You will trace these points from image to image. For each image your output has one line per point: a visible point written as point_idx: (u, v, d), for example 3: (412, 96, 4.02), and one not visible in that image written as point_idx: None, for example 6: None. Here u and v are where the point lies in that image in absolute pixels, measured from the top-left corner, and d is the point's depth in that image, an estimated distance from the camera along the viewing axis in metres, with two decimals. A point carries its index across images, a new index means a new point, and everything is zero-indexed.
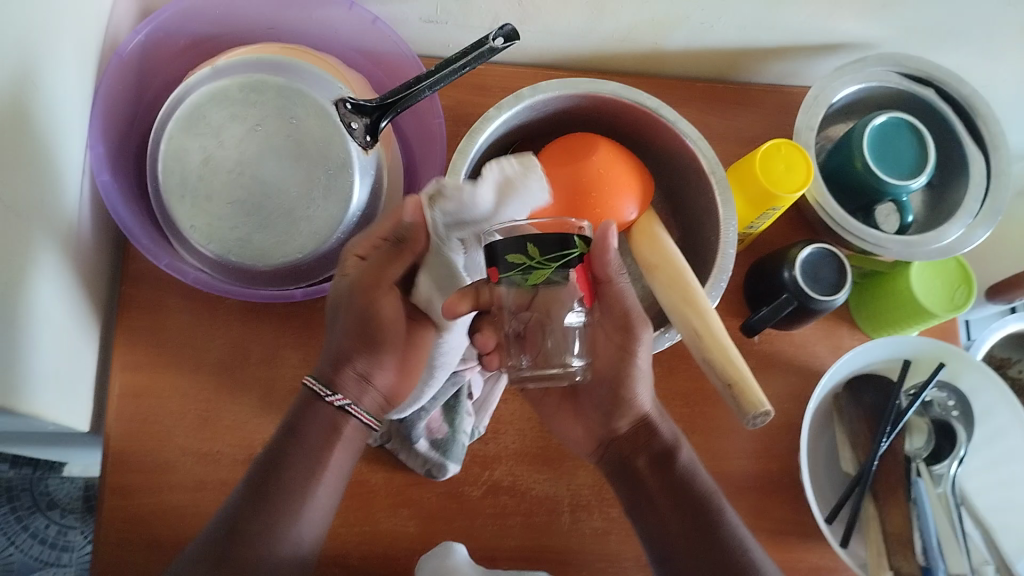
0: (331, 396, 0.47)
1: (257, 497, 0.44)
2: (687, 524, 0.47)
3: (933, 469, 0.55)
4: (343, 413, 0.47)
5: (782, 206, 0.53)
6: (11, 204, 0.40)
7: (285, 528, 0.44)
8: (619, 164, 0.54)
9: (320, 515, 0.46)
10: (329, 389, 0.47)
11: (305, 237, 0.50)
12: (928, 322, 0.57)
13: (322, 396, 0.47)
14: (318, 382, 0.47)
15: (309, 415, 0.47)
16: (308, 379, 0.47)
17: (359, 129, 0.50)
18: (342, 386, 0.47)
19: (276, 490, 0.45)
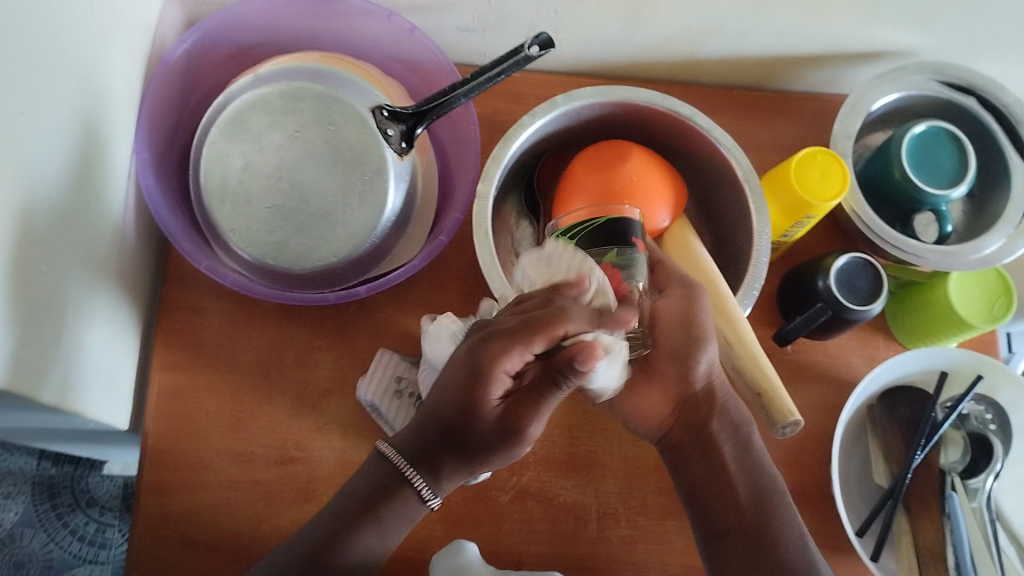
0: (419, 484, 0.45)
1: (343, 523, 0.44)
2: (744, 532, 0.45)
3: (968, 483, 0.54)
4: (421, 504, 0.46)
5: (816, 215, 0.52)
6: (61, 208, 0.42)
7: (364, 542, 0.44)
8: (652, 171, 0.54)
9: (390, 537, 0.46)
10: (415, 471, 0.45)
11: (340, 241, 0.50)
12: (966, 333, 0.56)
13: (406, 480, 0.45)
14: (402, 461, 0.45)
15: (394, 497, 0.45)
16: (391, 454, 0.45)
17: (394, 136, 0.51)
18: (441, 485, 0.45)
19: (358, 525, 0.44)
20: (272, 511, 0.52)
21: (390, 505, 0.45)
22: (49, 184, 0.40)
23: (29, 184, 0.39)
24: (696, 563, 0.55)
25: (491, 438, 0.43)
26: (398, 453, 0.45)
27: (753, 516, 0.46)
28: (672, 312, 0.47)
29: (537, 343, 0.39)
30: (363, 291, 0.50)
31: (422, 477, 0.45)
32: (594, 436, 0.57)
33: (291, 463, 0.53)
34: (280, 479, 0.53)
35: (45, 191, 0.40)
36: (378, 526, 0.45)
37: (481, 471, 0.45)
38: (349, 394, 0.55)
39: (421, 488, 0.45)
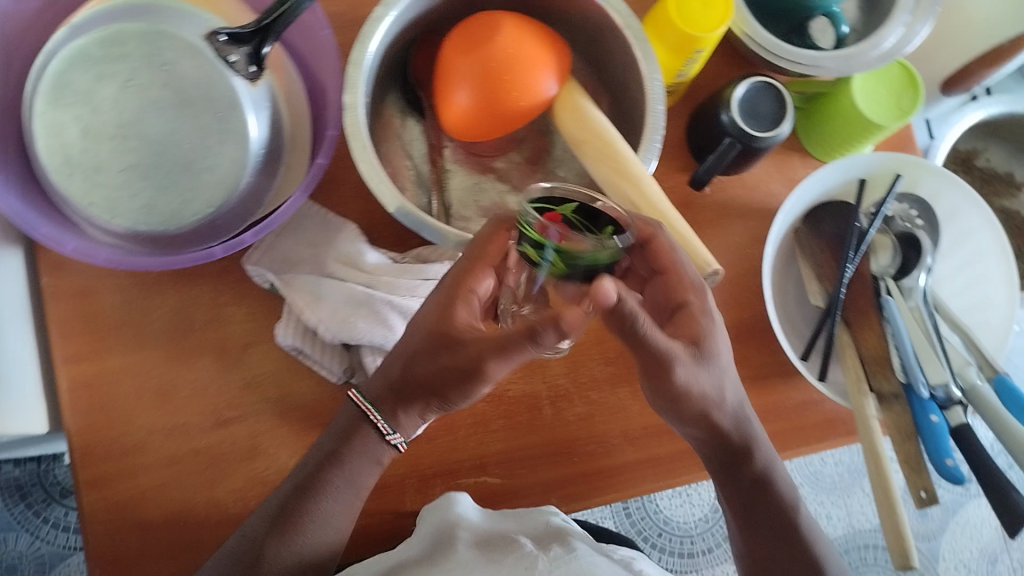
0: (377, 419, 0.48)
1: (316, 470, 0.48)
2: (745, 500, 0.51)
3: (902, 283, 0.53)
4: (386, 445, 0.49)
5: (705, 48, 0.49)
6: None
7: (327, 505, 0.47)
8: (525, 36, 0.50)
9: (352, 493, 0.48)
10: (376, 412, 0.48)
11: (211, 190, 0.46)
12: (878, 134, 0.54)
13: (370, 420, 0.48)
14: (367, 405, 0.48)
15: (354, 436, 0.48)
16: (358, 399, 0.48)
17: (240, 61, 0.46)
18: (401, 426, 0.48)
19: (322, 477, 0.47)
20: (221, 476, 0.51)
21: (349, 448, 0.48)
22: None
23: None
24: (654, 422, 0.56)
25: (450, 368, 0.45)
26: (370, 404, 0.48)
27: (746, 498, 0.51)
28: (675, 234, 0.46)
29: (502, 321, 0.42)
30: (249, 238, 0.47)
31: (384, 418, 0.48)
32: None
33: (228, 424, 0.51)
34: (222, 443, 0.51)
35: None
36: (342, 472, 0.48)
37: (420, 403, 0.47)
38: (270, 341, 0.52)
39: (383, 427, 0.48)
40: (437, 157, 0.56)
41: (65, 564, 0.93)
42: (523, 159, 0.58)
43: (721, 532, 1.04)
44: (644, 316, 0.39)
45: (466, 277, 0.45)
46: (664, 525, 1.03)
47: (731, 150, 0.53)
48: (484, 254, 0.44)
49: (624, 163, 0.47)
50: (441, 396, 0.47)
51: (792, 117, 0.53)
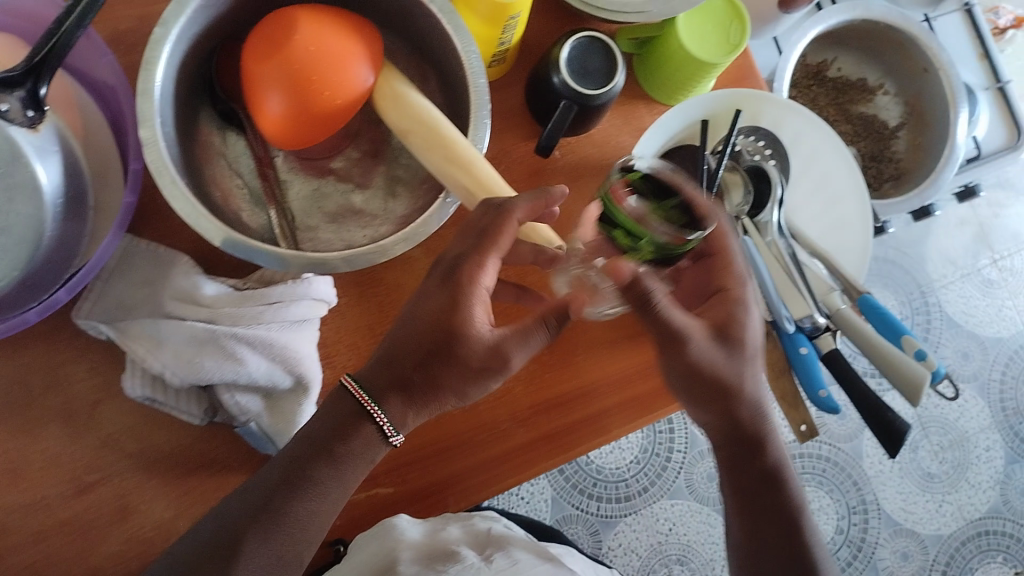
0: (382, 420, 0.43)
1: (286, 476, 0.42)
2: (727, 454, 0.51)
3: (758, 220, 0.51)
4: (383, 444, 0.44)
5: (521, 12, 0.47)
6: None
7: (302, 508, 0.42)
8: (327, 30, 0.47)
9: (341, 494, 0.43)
10: (378, 408, 0.43)
11: (11, 252, 0.42)
12: (713, 72, 0.52)
13: (372, 417, 0.43)
14: (367, 398, 0.43)
15: (353, 431, 0.43)
16: (353, 387, 0.43)
17: (14, 106, 0.42)
18: (408, 425, 0.44)
19: (290, 493, 0.42)
20: (95, 545, 0.48)
21: (347, 444, 0.43)
22: None
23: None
24: (542, 399, 0.55)
25: (478, 356, 0.43)
26: (367, 392, 0.43)
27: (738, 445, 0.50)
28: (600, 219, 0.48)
29: (489, 276, 0.43)
30: (63, 296, 0.45)
31: (388, 415, 0.43)
32: None
33: (91, 490, 0.48)
34: (88, 510, 0.48)
35: None
36: (335, 469, 0.43)
37: (435, 408, 0.44)
38: (119, 397, 0.49)
39: (383, 421, 0.43)
40: (267, 170, 0.52)
41: None
42: (361, 154, 0.55)
43: (654, 470, 1.06)
44: (662, 295, 0.42)
45: (467, 267, 0.43)
46: (597, 475, 1.04)
47: (570, 113, 0.51)
48: (488, 244, 0.43)
49: (453, 149, 0.44)
50: (457, 395, 0.44)
51: (623, 68, 0.51)
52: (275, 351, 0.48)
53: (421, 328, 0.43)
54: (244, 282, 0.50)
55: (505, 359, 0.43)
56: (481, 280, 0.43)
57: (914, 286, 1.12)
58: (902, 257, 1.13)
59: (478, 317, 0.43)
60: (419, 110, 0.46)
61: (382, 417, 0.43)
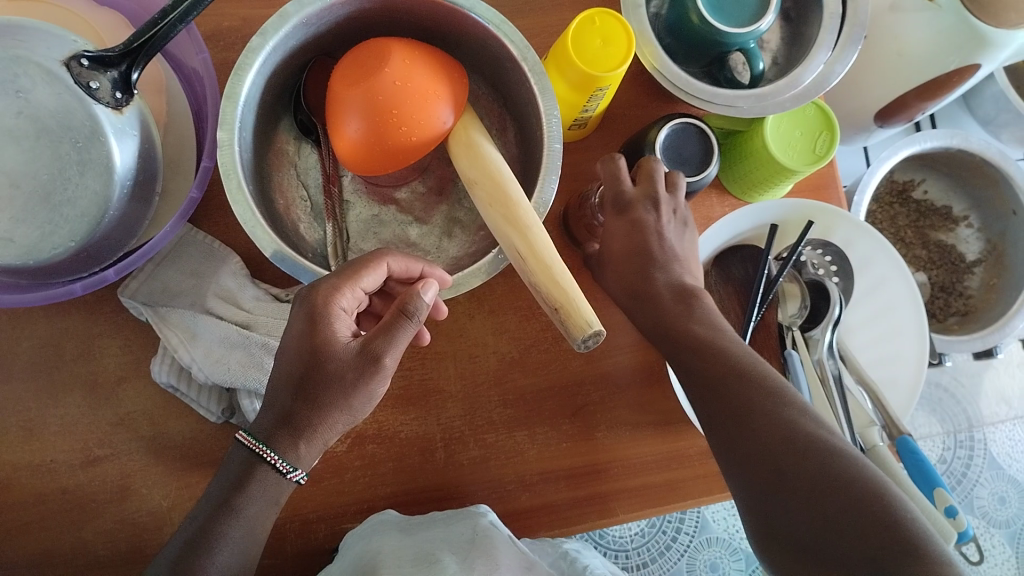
0: (273, 458, 0.42)
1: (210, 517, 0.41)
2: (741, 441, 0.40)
3: (810, 335, 0.51)
4: (287, 482, 0.43)
5: (610, 85, 0.46)
6: None
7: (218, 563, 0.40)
8: (419, 68, 0.48)
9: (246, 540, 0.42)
10: (268, 449, 0.42)
11: (72, 223, 0.44)
12: (791, 179, 0.51)
13: (265, 460, 0.42)
14: (257, 441, 0.42)
15: (252, 478, 0.42)
16: (245, 437, 0.42)
17: (104, 86, 0.43)
18: (302, 458, 0.42)
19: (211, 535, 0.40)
20: (90, 518, 0.48)
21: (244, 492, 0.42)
22: None
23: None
24: (554, 468, 0.54)
25: (349, 369, 0.42)
26: (258, 440, 0.42)
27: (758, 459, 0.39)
28: (625, 241, 0.47)
29: (365, 275, 0.44)
30: (112, 275, 0.45)
31: (276, 450, 0.42)
32: (428, 362, 0.54)
33: (98, 463, 0.49)
34: (90, 483, 0.49)
35: None
36: (238, 518, 0.41)
37: (326, 428, 0.42)
38: (145, 377, 0.50)
39: (277, 463, 0.42)
40: (332, 188, 0.53)
41: None
42: (427, 189, 0.56)
43: (657, 546, 1.03)
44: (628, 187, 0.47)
45: (321, 293, 0.43)
46: (598, 538, 1.02)
47: None
48: (352, 272, 0.44)
49: (511, 208, 0.43)
50: (346, 411, 0.42)
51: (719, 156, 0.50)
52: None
53: (296, 366, 0.42)
54: (285, 294, 0.51)
55: (371, 363, 0.42)
56: (336, 292, 0.43)
57: (963, 419, 1.08)
58: (959, 387, 1.09)
59: (336, 330, 0.43)
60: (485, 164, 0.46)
61: (268, 454, 0.42)
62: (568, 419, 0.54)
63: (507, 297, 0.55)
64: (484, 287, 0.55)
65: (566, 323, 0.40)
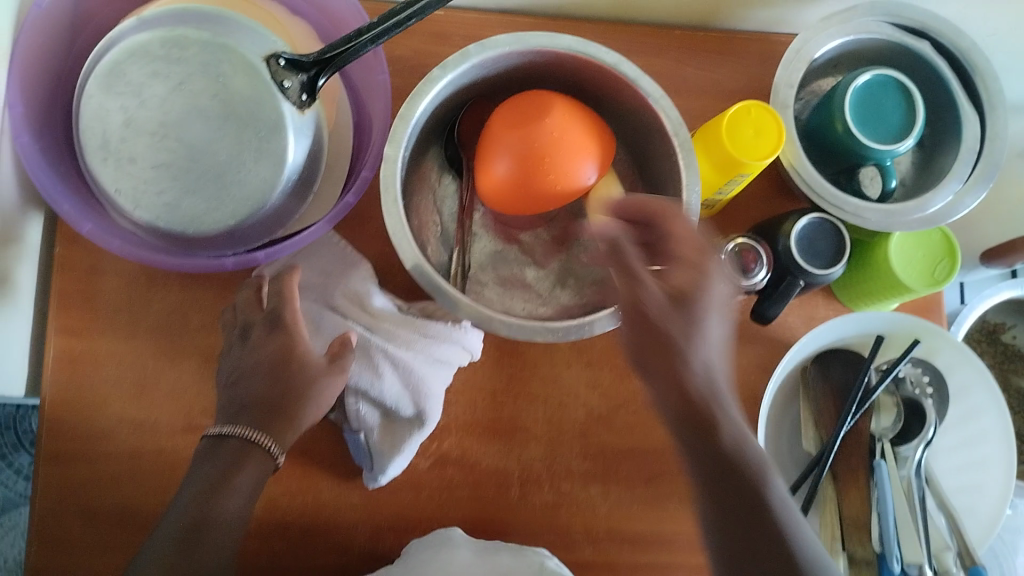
0: (259, 435, 0.43)
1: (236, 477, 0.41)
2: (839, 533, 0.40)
3: (898, 450, 0.53)
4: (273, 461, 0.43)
5: (750, 174, 0.49)
6: None
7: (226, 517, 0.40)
8: (575, 123, 0.50)
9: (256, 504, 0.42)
10: (255, 428, 0.43)
11: (237, 203, 0.46)
12: (905, 295, 0.53)
13: (255, 441, 0.42)
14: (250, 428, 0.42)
15: (244, 461, 0.42)
16: (226, 428, 0.43)
17: (293, 87, 0.47)
18: (284, 441, 0.44)
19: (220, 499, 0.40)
20: (177, 481, 0.50)
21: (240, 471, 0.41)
22: None
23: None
24: (619, 528, 0.55)
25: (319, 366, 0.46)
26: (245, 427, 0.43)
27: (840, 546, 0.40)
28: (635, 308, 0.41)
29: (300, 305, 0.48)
30: (260, 257, 0.49)
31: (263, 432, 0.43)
32: (520, 400, 0.55)
33: (196, 431, 0.51)
34: (185, 448, 0.50)
35: None
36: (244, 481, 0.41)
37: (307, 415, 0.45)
38: None
39: (262, 440, 0.43)
40: (466, 219, 0.56)
41: (19, 511, 0.93)
42: (550, 237, 0.57)
43: None
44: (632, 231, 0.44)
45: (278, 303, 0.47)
46: None
47: (793, 286, 0.52)
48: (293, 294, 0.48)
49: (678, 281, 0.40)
50: (316, 401, 0.45)
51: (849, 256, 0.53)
52: (412, 381, 0.51)
53: (262, 365, 0.45)
54: (408, 307, 0.54)
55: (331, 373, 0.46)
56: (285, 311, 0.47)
57: None
58: None
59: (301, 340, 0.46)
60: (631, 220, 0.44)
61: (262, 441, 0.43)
62: (643, 484, 0.55)
63: (607, 354, 0.56)
64: (587, 340, 0.56)
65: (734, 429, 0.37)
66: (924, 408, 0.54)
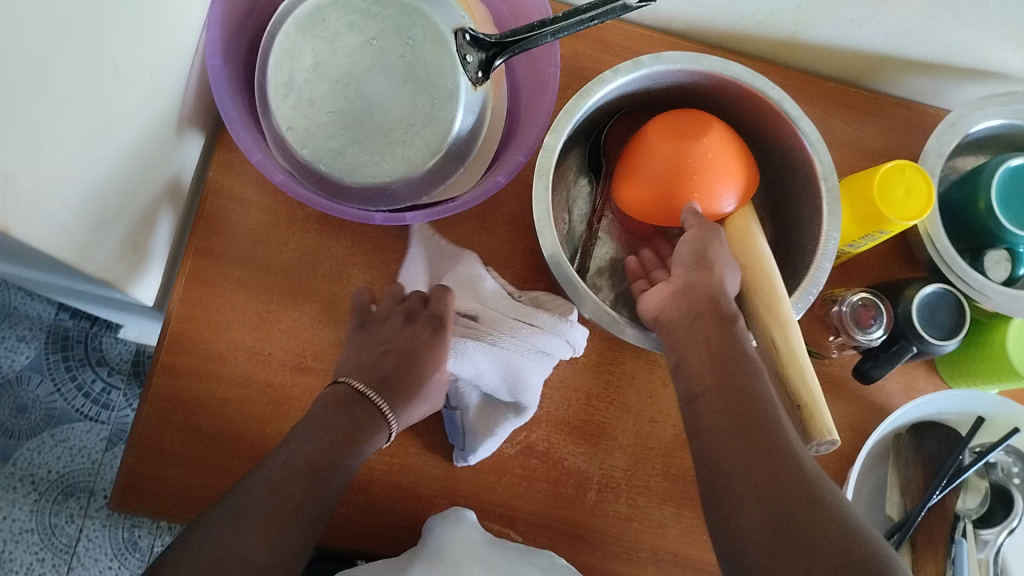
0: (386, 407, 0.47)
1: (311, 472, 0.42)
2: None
3: (980, 533, 0.53)
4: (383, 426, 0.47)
5: (889, 233, 0.49)
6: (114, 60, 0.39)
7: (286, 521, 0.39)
8: (730, 154, 0.52)
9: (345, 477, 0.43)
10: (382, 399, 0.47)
11: (398, 162, 0.49)
12: (1012, 382, 0.54)
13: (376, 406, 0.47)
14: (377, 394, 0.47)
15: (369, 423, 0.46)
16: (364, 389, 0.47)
17: (472, 63, 0.49)
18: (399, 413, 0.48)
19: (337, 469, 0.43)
20: (281, 417, 0.52)
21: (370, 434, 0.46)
22: (109, 32, 0.38)
23: (84, 36, 0.36)
24: (684, 552, 0.55)
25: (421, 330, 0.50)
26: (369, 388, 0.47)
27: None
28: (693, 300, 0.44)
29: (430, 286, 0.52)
30: (409, 218, 0.48)
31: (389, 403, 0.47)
32: (612, 408, 0.56)
33: (306, 372, 0.53)
34: (293, 387, 0.53)
35: (99, 40, 0.37)
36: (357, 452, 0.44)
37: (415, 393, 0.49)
38: None
39: (384, 410, 0.47)
40: (595, 222, 0.57)
41: (70, 427, 0.92)
42: None
43: None
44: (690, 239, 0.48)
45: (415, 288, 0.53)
46: None
47: (904, 353, 0.52)
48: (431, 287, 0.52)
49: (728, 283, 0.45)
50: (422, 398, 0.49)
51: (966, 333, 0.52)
52: (511, 370, 0.50)
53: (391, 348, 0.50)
54: (519, 294, 0.54)
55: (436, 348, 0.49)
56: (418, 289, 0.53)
57: None
58: None
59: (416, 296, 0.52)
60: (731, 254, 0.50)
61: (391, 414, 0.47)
62: None
63: None
64: None
65: (786, 431, 0.38)
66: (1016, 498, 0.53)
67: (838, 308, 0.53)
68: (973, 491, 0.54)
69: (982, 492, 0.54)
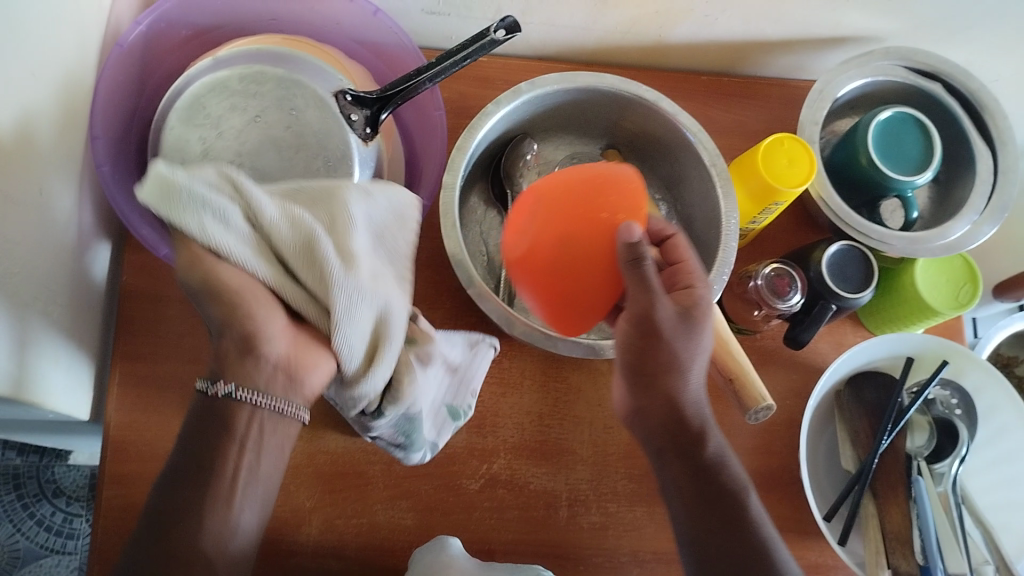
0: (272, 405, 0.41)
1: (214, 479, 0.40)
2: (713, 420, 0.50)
3: (934, 467, 0.55)
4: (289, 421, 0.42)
5: (784, 202, 0.52)
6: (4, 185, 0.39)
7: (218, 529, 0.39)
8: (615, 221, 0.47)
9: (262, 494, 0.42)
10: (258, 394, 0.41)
11: None
12: (931, 319, 0.56)
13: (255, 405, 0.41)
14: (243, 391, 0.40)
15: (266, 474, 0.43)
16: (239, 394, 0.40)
17: (359, 120, 0.51)
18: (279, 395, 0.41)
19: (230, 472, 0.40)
20: None
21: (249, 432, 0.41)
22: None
23: None
24: (664, 550, 0.56)
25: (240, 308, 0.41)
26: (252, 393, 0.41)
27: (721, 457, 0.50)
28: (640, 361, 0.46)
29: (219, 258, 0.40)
30: None
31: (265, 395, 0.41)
32: (564, 423, 0.57)
33: None
34: None
35: None
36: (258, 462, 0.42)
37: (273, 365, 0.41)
38: None
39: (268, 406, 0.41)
40: None
41: (37, 564, 0.89)
42: None
43: None
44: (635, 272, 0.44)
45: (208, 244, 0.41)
46: None
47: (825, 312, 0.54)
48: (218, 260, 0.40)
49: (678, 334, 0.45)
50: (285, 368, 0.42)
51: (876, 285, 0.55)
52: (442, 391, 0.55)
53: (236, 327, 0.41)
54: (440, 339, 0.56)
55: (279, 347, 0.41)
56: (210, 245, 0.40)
57: None
58: None
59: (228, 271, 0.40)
60: (682, 287, 0.47)
61: (250, 399, 0.40)
62: None
63: None
64: None
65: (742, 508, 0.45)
66: (959, 427, 0.56)
67: (755, 283, 0.54)
68: (918, 428, 0.56)
69: (926, 426, 0.56)
